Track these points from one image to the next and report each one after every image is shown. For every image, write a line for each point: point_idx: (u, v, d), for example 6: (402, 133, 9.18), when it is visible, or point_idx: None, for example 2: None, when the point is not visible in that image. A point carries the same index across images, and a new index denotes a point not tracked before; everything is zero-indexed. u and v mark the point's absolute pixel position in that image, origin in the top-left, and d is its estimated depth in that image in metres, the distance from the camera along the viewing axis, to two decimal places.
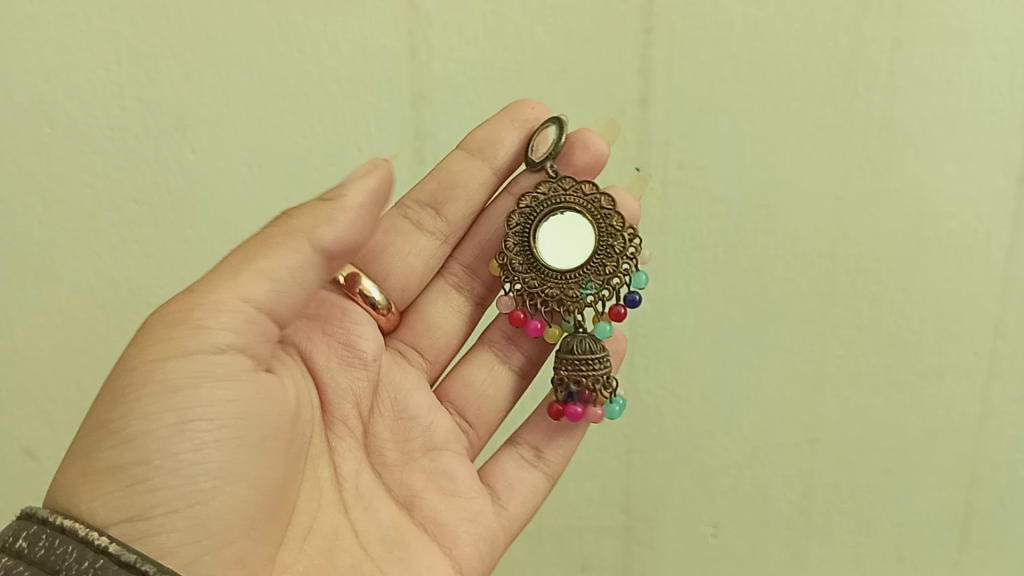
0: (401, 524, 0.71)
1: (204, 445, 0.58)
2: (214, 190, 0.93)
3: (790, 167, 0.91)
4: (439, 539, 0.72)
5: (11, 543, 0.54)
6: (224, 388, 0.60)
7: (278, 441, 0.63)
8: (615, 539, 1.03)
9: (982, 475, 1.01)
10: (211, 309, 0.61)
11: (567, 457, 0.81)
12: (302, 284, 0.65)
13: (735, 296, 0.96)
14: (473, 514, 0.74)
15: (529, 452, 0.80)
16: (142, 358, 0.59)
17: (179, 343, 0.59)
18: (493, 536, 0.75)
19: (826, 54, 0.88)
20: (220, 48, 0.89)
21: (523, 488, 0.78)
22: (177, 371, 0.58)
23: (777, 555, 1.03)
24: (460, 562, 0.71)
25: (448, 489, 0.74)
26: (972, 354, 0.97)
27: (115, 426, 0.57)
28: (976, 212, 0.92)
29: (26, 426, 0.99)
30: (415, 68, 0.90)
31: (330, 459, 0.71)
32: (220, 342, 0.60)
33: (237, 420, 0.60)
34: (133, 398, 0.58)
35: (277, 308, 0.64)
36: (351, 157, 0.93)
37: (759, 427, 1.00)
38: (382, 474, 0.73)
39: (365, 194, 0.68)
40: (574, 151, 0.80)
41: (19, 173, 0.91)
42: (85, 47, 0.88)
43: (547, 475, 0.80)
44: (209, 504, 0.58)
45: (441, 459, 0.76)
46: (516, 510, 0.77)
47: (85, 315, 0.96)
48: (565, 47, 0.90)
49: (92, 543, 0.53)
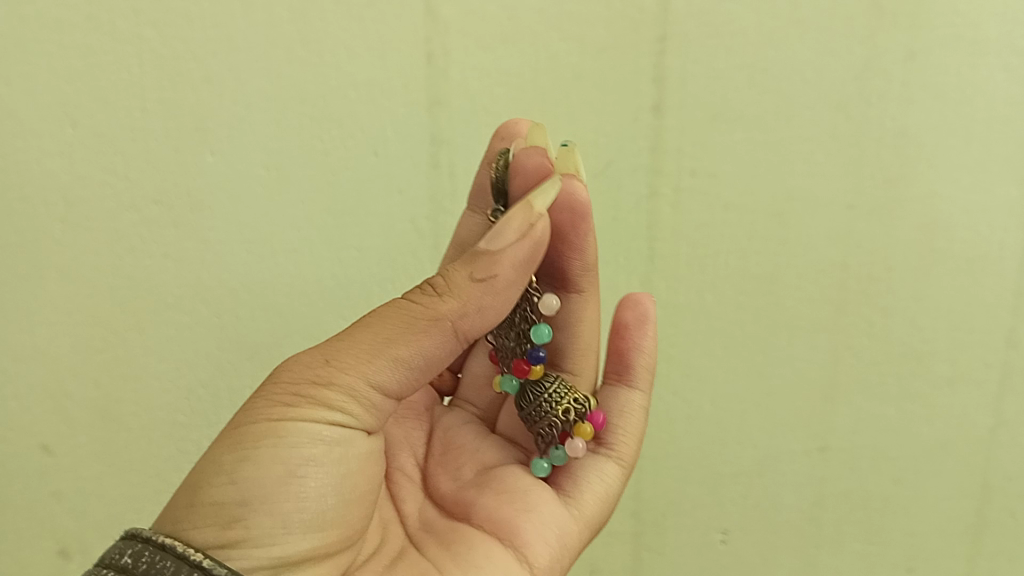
0: (469, 534, 0.67)
1: (308, 492, 0.57)
2: (233, 193, 0.94)
3: (803, 176, 0.92)
4: (510, 538, 0.66)
5: (116, 559, 0.54)
6: (336, 448, 0.59)
7: (368, 497, 0.63)
8: (624, 544, 1.04)
9: (994, 487, 1.00)
10: (340, 378, 0.59)
11: (633, 436, 0.78)
12: (421, 367, 0.62)
13: (747, 304, 0.96)
14: (535, 505, 0.69)
15: (591, 445, 0.78)
16: (271, 406, 0.58)
17: (319, 399, 0.58)
18: (562, 521, 0.69)
19: (841, 65, 0.88)
20: (241, 53, 0.90)
21: (590, 474, 0.75)
22: (305, 421, 0.58)
23: (787, 564, 1.04)
24: (529, 556, 0.66)
25: (507, 488, 0.71)
26: (984, 365, 0.96)
27: (228, 465, 0.56)
28: (988, 222, 0.92)
29: (44, 423, 0.99)
30: (432, 75, 0.92)
31: (391, 499, 0.72)
32: (348, 410, 0.59)
33: (335, 476, 0.59)
34: (250, 445, 0.57)
35: (403, 382, 0.61)
36: (367, 161, 0.95)
37: (770, 435, 1.00)
38: (439, 499, 0.73)
39: (518, 260, 0.62)
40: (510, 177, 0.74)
41: (43, 174, 0.92)
42: (110, 51, 0.89)
43: (615, 460, 0.77)
44: (294, 544, 0.57)
45: (492, 471, 0.74)
46: (587, 500, 0.73)
47: (104, 314, 0.97)
48: (580, 55, 0.91)
49: (188, 558, 0.53)
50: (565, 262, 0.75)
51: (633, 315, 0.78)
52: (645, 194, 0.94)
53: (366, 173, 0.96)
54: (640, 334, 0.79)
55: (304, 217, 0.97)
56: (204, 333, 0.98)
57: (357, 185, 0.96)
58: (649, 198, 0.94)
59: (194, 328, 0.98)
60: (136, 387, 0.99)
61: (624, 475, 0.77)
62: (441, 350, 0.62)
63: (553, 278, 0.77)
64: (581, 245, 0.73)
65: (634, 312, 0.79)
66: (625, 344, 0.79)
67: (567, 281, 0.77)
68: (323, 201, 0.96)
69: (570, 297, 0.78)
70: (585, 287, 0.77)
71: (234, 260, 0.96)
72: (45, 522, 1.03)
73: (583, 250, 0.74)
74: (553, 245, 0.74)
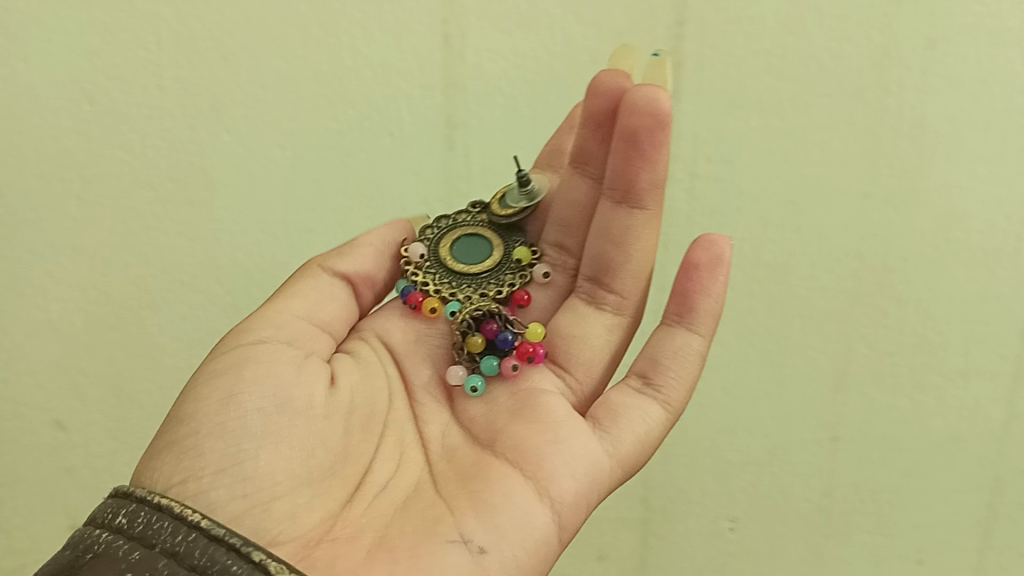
0: (484, 463, 0.58)
1: (259, 409, 0.55)
2: (249, 172, 0.95)
3: (818, 164, 0.91)
4: (531, 470, 0.57)
5: (110, 520, 0.51)
6: (284, 369, 0.58)
7: (343, 421, 0.59)
8: (632, 531, 0.99)
9: (1005, 481, 0.96)
10: (268, 318, 0.62)
11: (688, 379, 0.63)
12: (335, 302, 0.65)
13: (759, 293, 0.95)
14: (563, 437, 0.59)
15: (637, 382, 0.64)
16: (212, 356, 0.60)
17: (247, 339, 0.60)
18: (590, 455, 0.58)
19: (861, 53, 0.89)
20: (259, 33, 0.91)
21: (631, 413, 0.61)
22: (237, 354, 0.58)
23: (795, 556, 0.99)
24: (549, 490, 0.56)
25: (538, 417, 0.60)
26: (998, 358, 0.94)
27: (177, 410, 0.57)
28: (1007, 216, 0.91)
29: (57, 398, 0.97)
30: (447, 57, 0.93)
31: (411, 419, 0.64)
32: (275, 336, 0.60)
33: (290, 393, 0.57)
34: (194, 388, 0.57)
35: (328, 319, 0.64)
36: (381, 143, 0.96)
37: (780, 427, 0.97)
38: (467, 423, 0.64)
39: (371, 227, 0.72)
40: (594, 94, 0.68)
41: (59, 151, 0.91)
42: (128, 28, 0.89)
43: (661, 404, 0.62)
44: (256, 465, 0.53)
45: (534, 397, 0.63)
46: (625, 438, 0.60)
47: (118, 292, 0.96)
48: (598, 40, 0.93)
49: (186, 518, 0.49)
50: (634, 174, 0.63)
51: (703, 255, 0.62)
52: None
53: (382, 156, 0.96)
54: (709, 277, 0.62)
55: (318, 198, 0.97)
56: (217, 312, 0.97)
57: (372, 167, 0.97)
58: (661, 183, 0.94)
59: (205, 307, 0.97)
60: (148, 365, 0.97)
61: (670, 422, 0.63)
62: (354, 293, 0.68)
63: (614, 190, 0.65)
64: (655, 157, 0.62)
65: (705, 252, 0.62)
66: (689, 284, 0.62)
67: (628, 191, 0.64)
68: (339, 181, 0.97)
69: (629, 214, 0.65)
70: (650, 206, 0.64)
71: (246, 240, 0.96)
72: (56, 501, 0.99)
73: (655, 162, 0.62)
74: (623, 155, 0.63)
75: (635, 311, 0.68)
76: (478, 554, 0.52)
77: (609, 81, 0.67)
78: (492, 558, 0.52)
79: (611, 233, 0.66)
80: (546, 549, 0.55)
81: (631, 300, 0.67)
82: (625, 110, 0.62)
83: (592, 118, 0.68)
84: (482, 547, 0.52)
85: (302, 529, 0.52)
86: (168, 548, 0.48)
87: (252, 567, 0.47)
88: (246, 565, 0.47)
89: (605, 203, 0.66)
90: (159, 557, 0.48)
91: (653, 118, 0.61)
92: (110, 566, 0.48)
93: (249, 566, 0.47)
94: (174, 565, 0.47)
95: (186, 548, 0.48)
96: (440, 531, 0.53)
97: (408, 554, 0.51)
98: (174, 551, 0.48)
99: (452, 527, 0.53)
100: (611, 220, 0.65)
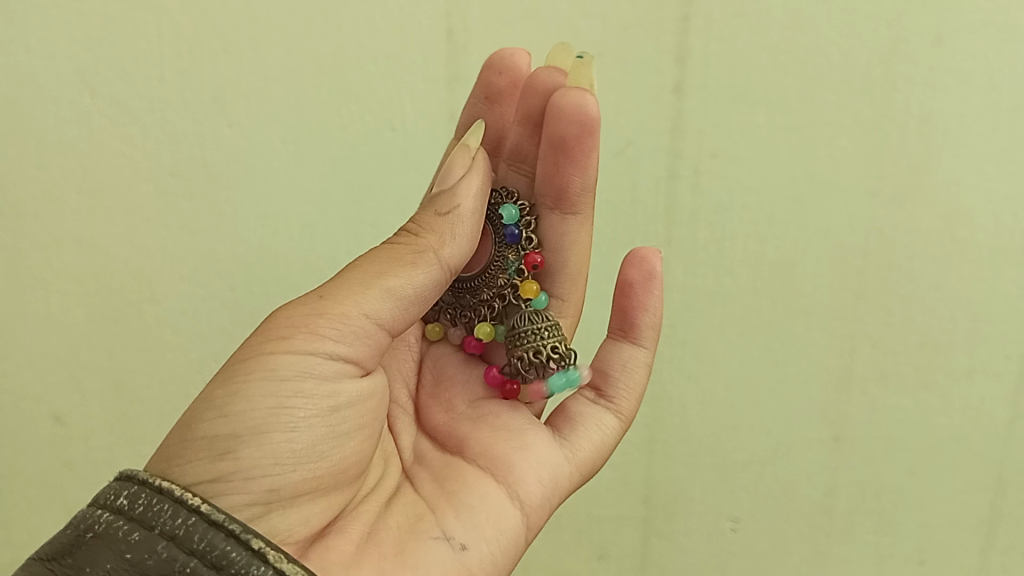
0: (460, 469, 0.62)
1: (298, 425, 0.54)
2: (251, 165, 0.94)
3: (824, 160, 0.90)
4: (501, 475, 0.61)
5: (112, 501, 0.50)
6: (331, 384, 0.55)
7: (369, 432, 0.60)
8: (634, 529, 1.01)
9: (1009, 481, 0.97)
10: (335, 312, 0.56)
11: (636, 390, 0.71)
12: (419, 305, 0.60)
13: (764, 290, 0.94)
14: (528, 443, 0.64)
15: (592, 394, 0.71)
16: (263, 345, 0.55)
17: (306, 341, 0.55)
18: (556, 462, 0.64)
19: (869, 49, 0.86)
20: (260, 23, 0.89)
21: (589, 422, 0.68)
22: (294, 364, 0.54)
23: (798, 554, 1.01)
24: (521, 494, 0.61)
25: (504, 426, 0.65)
26: (1004, 359, 0.93)
27: (217, 395, 0.53)
28: (1013, 212, 0.89)
29: (56, 392, 0.99)
30: (451, 49, 0.91)
31: (388, 430, 0.66)
32: (339, 348, 0.56)
33: (329, 409, 0.55)
34: (240, 378, 0.54)
35: (396, 323, 0.59)
36: (384, 136, 0.94)
37: (783, 426, 0.98)
38: (433, 432, 0.67)
39: (477, 196, 0.63)
40: (529, 93, 0.69)
41: (59, 141, 0.91)
42: (130, 18, 0.88)
43: (615, 414, 0.70)
44: (284, 478, 0.53)
45: (489, 404, 0.67)
46: (584, 445, 0.67)
47: (119, 285, 0.96)
48: (603, 31, 0.89)
49: (186, 502, 0.49)
50: (564, 179, 0.69)
51: (638, 273, 0.69)
52: (662, 175, 0.92)
53: (385, 148, 0.95)
54: (645, 293, 0.70)
55: (320, 189, 0.96)
56: (218, 306, 0.97)
57: (374, 160, 0.95)
58: (668, 179, 0.92)
59: (206, 300, 0.97)
60: (148, 359, 0.98)
61: (623, 429, 0.70)
62: (436, 290, 0.61)
63: (548, 198, 0.71)
64: (584, 161, 0.67)
65: (638, 270, 0.69)
66: (628, 300, 0.70)
67: (562, 199, 0.70)
68: (341, 175, 0.96)
69: (563, 219, 0.71)
70: (582, 210, 0.71)
71: (248, 233, 0.96)
72: (56, 492, 1.02)
73: (584, 166, 0.67)
74: (553, 161, 0.68)
75: (575, 312, 0.74)
76: (460, 552, 0.57)
77: (542, 81, 0.68)
78: (471, 555, 0.57)
79: (546, 239, 0.72)
80: (517, 546, 0.60)
81: (571, 304, 0.74)
82: (550, 117, 0.66)
83: (525, 115, 0.70)
84: (463, 545, 0.57)
85: (304, 535, 0.54)
86: (167, 532, 0.48)
87: (250, 554, 0.47)
88: (245, 552, 0.47)
89: (540, 209, 0.72)
90: (158, 540, 0.47)
91: (579, 126, 0.65)
92: (111, 547, 0.47)
93: (247, 553, 0.47)
94: (173, 548, 0.47)
95: (185, 532, 0.47)
96: (424, 531, 0.58)
97: (394, 553, 0.56)
98: (174, 534, 0.47)
99: (434, 526, 0.58)
100: (547, 224, 0.72)
